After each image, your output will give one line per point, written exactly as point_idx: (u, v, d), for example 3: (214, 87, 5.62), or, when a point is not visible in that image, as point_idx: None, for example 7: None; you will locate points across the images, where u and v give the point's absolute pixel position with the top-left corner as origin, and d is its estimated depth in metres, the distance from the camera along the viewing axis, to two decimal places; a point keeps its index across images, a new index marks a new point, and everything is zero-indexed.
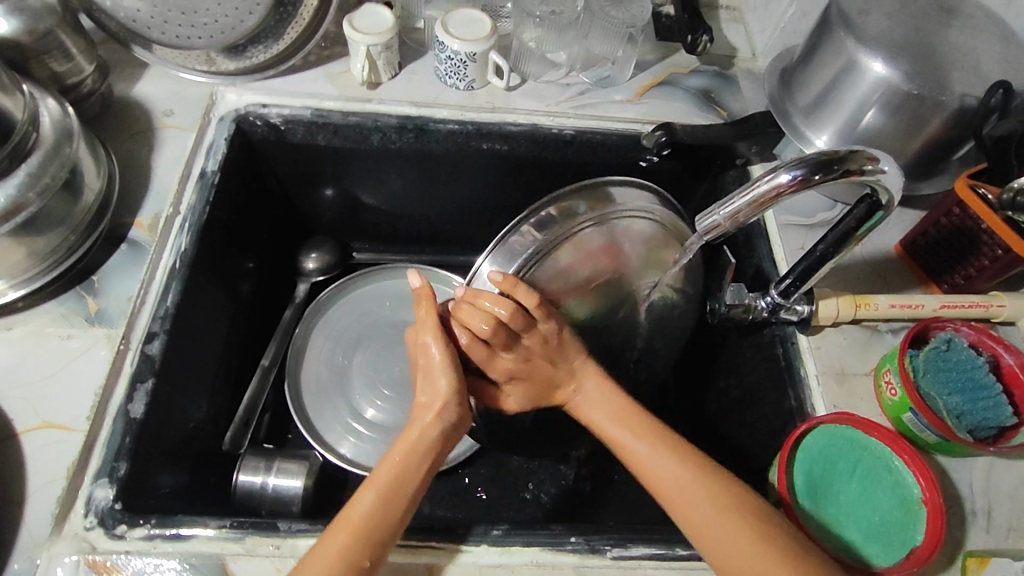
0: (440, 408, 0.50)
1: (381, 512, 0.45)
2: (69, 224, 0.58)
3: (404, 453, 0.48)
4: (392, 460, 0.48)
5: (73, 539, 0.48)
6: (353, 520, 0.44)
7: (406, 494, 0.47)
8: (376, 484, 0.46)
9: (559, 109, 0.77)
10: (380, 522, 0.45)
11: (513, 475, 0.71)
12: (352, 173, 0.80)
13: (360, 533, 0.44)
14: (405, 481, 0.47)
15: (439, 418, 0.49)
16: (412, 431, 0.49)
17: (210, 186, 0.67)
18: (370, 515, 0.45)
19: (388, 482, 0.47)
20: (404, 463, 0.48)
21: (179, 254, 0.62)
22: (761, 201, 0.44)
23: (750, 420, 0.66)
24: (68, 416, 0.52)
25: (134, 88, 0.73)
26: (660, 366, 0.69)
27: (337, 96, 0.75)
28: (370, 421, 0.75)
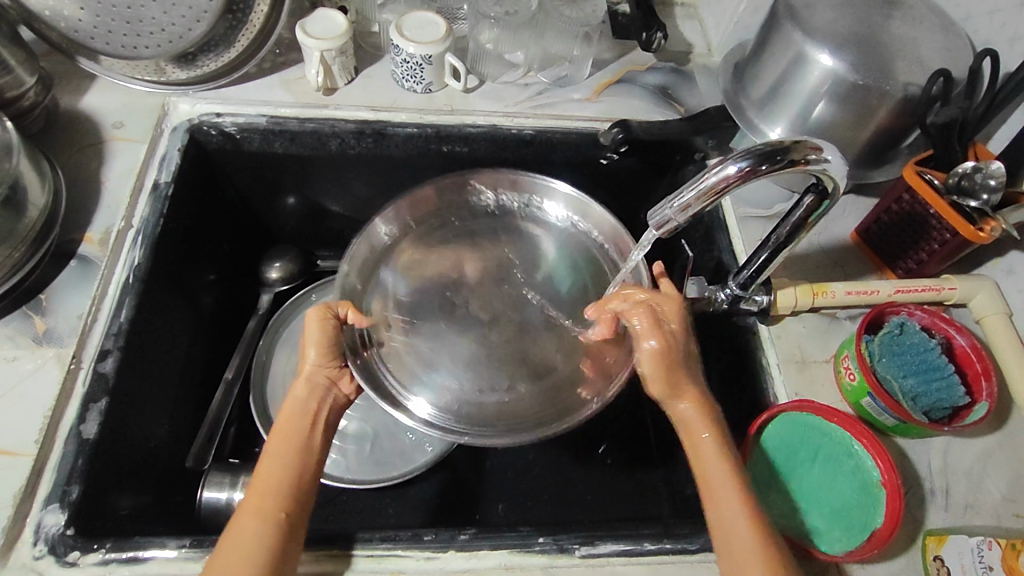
0: (309, 374, 0.54)
1: (278, 472, 0.47)
2: (13, 242, 0.56)
3: (281, 432, 0.50)
4: (279, 432, 0.50)
5: (22, 569, 0.46)
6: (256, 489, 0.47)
7: (301, 446, 0.50)
8: (270, 454, 0.49)
9: (518, 110, 0.77)
10: (288, 473, 0.48)
11: (485, 477, 0.71)
12: (313, 180, 0.79)
13: (263, 493, 0.46)
14: (291, 443, 0.50)
15: (305, 386, 0.53)
16: (290, 401, 0.53)
17: (163, 199, 0.65)
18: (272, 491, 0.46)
19: (274, 450, 0.49)
20: (285, 430, 0.51)
21: (132, 268, 0.60)
22: (709, 192, 0.45)
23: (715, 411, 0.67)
24: (16, 441, 0.51)
25: (80, 101, 0.71)
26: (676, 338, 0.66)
27: (293, 103, 0.74)
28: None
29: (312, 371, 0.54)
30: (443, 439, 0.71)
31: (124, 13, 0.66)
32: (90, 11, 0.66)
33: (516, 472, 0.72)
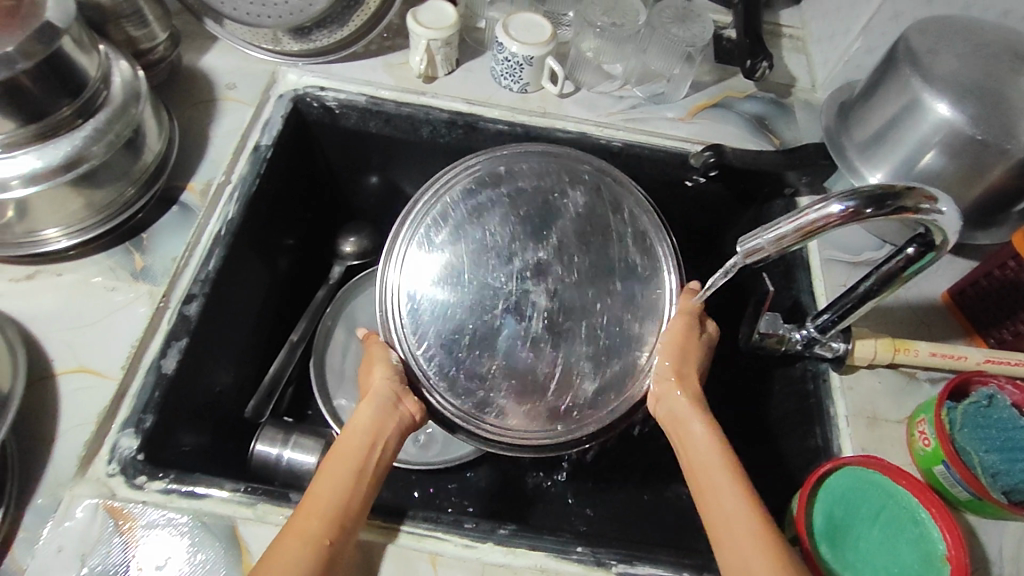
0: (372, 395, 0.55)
1: (319, 484, 0.48)
2: (127, 181, 0.59)
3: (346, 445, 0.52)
4: (331, 457, 0.50)
5: (94, 483, 0.49)
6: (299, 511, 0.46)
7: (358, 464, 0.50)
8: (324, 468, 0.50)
9: (610, 121, 0.77)
10: (337, 489, 0.48)
11: (523, 479, 0.71)
12: (399, 163, 0.81)
13: (311, 515, 0.45)
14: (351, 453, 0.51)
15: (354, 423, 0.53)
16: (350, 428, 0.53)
17: (261, 160, 0.69)
18: (322, 497, 0.47)
19: (333, 461, 0.50)
20: (348, 451, 0.51)
21: (225, 222, 0.64)
22: (808, 228, 0.44)
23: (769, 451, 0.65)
24: (104, 363, 0.54)
25: (201, 60, 0.75)
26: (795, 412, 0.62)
27: (393, 86, 0.76)
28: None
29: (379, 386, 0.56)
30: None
31: None
32: None
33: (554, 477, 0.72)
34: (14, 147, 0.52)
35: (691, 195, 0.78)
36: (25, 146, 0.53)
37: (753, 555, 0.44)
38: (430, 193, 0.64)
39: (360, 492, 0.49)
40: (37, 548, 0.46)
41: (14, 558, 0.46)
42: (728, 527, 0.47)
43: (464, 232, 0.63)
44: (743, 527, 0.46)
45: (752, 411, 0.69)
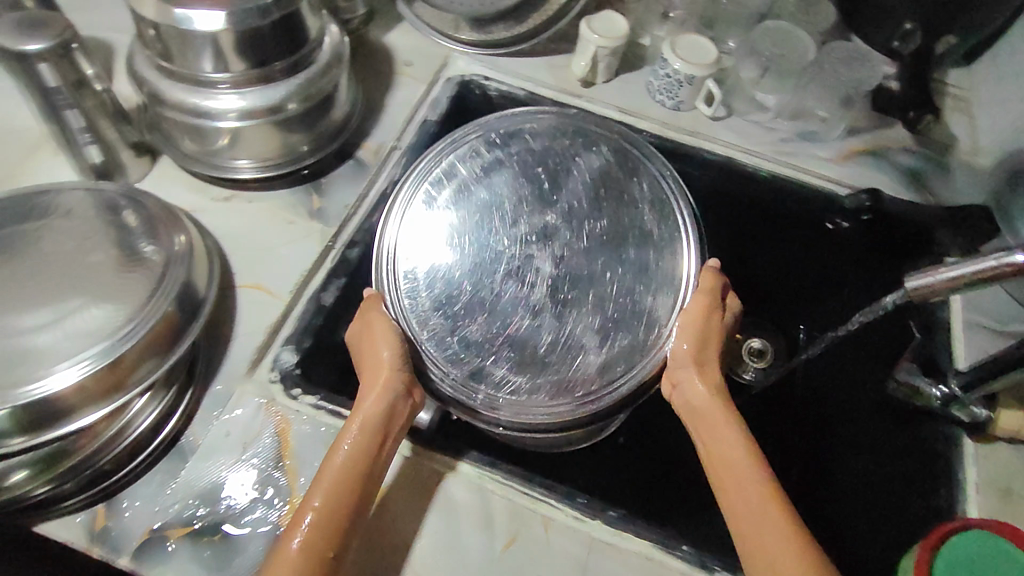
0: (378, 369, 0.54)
1: (324, 474, 0.47)
2: (316, 130, 0.66)
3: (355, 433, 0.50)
4: (344, 450, 0.48)
5: (259, 386, 0.55)
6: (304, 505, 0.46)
7: (369, 451, 0.49)
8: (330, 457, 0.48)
9: (759, 150, 0.78)
10: (334, 480, 0.47)
11: None
12: None
13: (311, 512, 0.45)
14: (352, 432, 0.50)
15: (361, 408, 0.51)
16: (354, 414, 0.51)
17: (427, 133, 0.74)
18: (325, 495, 0.46)
19: (337, 451, 0.49)
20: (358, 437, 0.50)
21: (391, 183, 0.69)
22: (983, 274, 0.43)
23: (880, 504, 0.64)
24: (277, 285, 0.61)
25: (386, 35, 0.81)
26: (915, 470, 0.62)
27: (553, 86, 0.80)
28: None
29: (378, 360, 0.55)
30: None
31: None
32: None
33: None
34: (240, 85, 0.60)
35: (828, 239, 0.77)
36: (247, 85, 0.60)
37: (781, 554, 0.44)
38: (449, 143, 0.67)
39: (372, 476, 0.49)
40: (208, 430, 0.53)
41: (192, 433, 0.53)
42: (751, 513, 0.47)
43: (469, 192, 0.65)
44: (766, 521, 0.46)
45: None
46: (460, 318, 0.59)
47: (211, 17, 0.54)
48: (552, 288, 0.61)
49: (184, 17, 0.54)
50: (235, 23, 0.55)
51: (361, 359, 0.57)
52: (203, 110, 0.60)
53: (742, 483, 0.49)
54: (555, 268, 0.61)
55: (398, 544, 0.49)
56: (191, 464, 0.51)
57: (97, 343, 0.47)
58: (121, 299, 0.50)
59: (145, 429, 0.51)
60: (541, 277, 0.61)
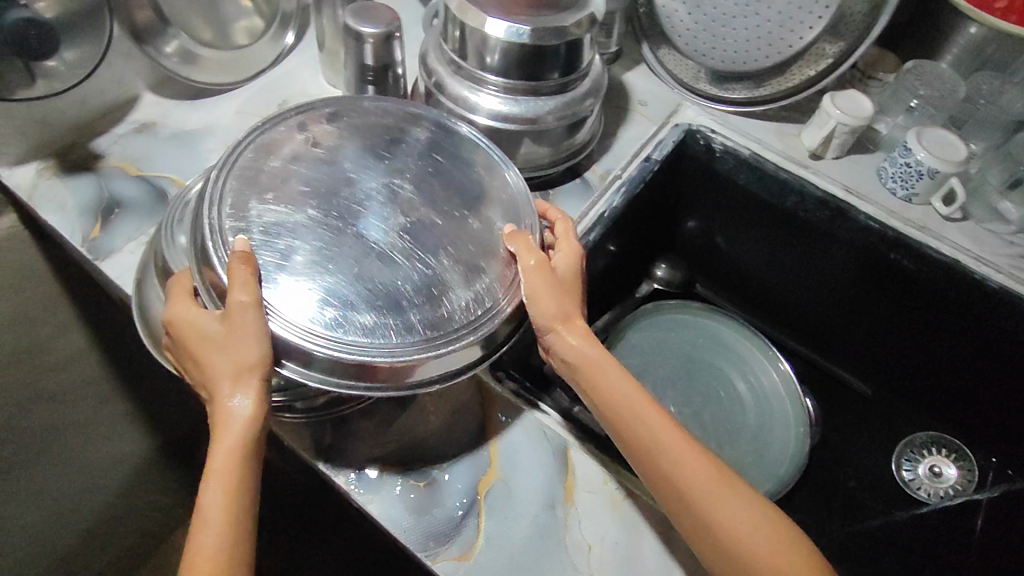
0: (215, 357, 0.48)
1: (210, 500, 0.46)
2: (558, 147, 0.72)
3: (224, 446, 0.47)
4: (224, 454, 0.47)
5: None
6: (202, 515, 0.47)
7: (242, 456, 0.48)
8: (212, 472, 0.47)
9: (993, 259, 0.74)
10: (225, 488, 0.47)
11: None
12: (741, 221, 0.87)
13: (201, 533, 0.46)
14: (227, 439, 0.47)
15: (227, 411, 0.48)
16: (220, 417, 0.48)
17: (649, 170, 0.78)
18: (212, 510, 0.46)
19: (216, 470, 0.47)
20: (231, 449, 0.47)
21: (611, 207, 0.75)
22: None
23: None
24: None
25: (625, 72, 0.87)
26: None
27: (781, 152, 0.81)
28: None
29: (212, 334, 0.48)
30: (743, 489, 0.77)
31: (713, 27, 0.78)
32: (691, 15, 0.79)
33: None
34: (512, 92, 0.68)
35: None
36: (518, 93, 0.68)
37: (731, 509, 0.48)
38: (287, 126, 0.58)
39: (252, 476, 0.48)
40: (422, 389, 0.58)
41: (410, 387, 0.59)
42: (705, 493, 0.49)
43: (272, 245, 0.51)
44: (708, 485, 0.49)
45: None
46: (323, 271, 0.51)
47: (519, 32, 0.63)
48: (459, 254, 0.55)
49: (492, 23, 0.63)
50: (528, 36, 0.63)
51: (202, 340, 0.49)
52: (472, 105, 0.68)
53: (676, 453, 0.50)
54: (414, 239, 0.55)
55: (580, 541, 0.53)
56: (406, 414, 0.57)
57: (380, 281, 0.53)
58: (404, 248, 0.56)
59: None
60: (367, 220, 0.55)
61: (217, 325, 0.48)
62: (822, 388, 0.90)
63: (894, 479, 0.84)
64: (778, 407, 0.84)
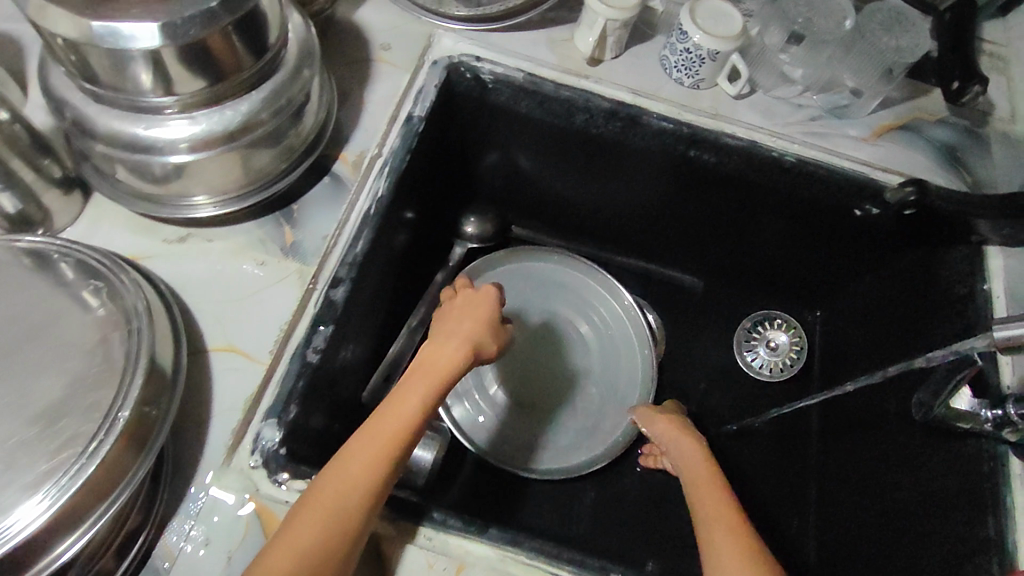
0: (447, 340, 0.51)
1: (374, 438, 0.45)
2: (286, 148, 0.55)
3: (418, 383, 0.48)
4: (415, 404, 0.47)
5: (238, 475, 0.49)
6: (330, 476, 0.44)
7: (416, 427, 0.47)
8: (403, 398, 0.47)
9: (787, 132, 0.70)
10: (386, 441, 0.45)
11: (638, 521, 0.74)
12: (524, 137, 0.76)
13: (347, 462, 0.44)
14: (411, 392, 0.48)
15: (443, 366, 0.49)
16: (420, 364, 0.50)
17: (413, 134, 0.64)
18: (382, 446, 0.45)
19: (387, 416, 0.46)
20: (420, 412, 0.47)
21: (376, 200, 0.60)
22: None
23: (902, 534, 0.61)
24: (251, 346, 0.53)
25: (355, 11, 0.69)
26: (953, 513, 0.57)
27: (555, 65, 0.70)
28: (519, 408, 0.78)
29: (471, 321, 0.53)
30: (596, 447, 0.76)
31: None
32: None
33: (667, 495, 0.76)
34: (193, 109, 0.48)
35: (857, 223, 0.72)
36: (202, 108, 0.48)
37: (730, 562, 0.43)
38: None
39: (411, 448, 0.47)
40: (185, 541, 0.46)
41: (164, 543, 0.46)
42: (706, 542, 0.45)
43: None
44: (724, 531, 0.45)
45: (896, 494, 0.64)
46: None
47: None
48: (117, 380, 0.44)
49: (129, 34, 0.41)
50: (193, 32, 0.42)
51: (445, 312, 0.55)
52: (153, 147, 0.48)
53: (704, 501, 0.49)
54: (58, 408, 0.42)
55: None
56: None
57: (46, 474, 0.40)
58: (91, 406, 0.43)
59: (109, 553, 0.44)
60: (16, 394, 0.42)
61: (467, 318, 0.53)
62: (662, 295, 0.89)
63: (738, 362, 0.86)
64: (620, 334, 0.82)
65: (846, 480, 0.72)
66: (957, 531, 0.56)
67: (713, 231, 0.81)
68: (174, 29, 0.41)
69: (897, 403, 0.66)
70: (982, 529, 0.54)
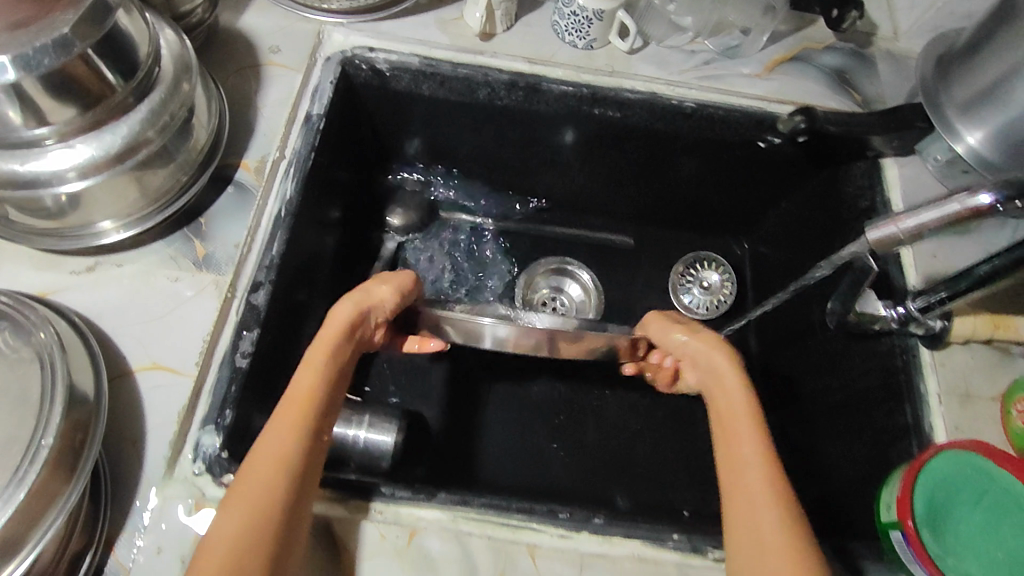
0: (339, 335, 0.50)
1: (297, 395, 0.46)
2: (182, 164, 0.56)
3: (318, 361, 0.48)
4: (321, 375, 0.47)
5: (183, 483, 0.50)
6: (251, 466, 0.42)
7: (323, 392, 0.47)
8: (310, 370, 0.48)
9: (682, 79, 0.72)
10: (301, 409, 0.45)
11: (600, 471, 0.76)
12: (440, 125, 0.78)
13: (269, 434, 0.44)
14: (318, 357, 0.49)
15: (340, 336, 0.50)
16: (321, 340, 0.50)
17: (314, 131, 0.65)
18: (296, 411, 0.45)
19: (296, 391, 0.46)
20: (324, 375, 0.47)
21: (285, 202, 0.61)
22: (955, 219, 0.41)
23: (843, 434, 0.66)
24: (178, 360, 0.53)
25: (240, 20, 0.69)
26: (876, 406, 0.62)
27: (448, 46, 0.71)
28: None
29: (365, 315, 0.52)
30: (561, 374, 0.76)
31: None
32: None
33: (626, 442, 0.79)
34: (70, 136, 0.48)
35: (763, 155, 0.74)
36: (80, 135, 0.48)
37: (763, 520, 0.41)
38: None
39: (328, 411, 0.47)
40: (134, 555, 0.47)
41: (115, 561, 0.47)
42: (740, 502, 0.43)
43: None
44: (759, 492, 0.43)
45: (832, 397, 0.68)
46: None
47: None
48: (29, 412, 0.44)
49: None
50: (49, 60, 0.43)
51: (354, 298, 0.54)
52: (39, 181, 0.48)
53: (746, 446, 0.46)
54: None
55: None
56: None
57: None
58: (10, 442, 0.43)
59: None
60: None
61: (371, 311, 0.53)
62: (600, 255, 0.90)
63: (676, 306, 0.88)
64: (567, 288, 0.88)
65: (786, 389, 0.77)
66: (881, 419, 0.61)
67: (635, 185, 0.83)
68: (29, 59, 0.42)
69: (819, 314, 0.70)
70: (903, 413, 0.59)
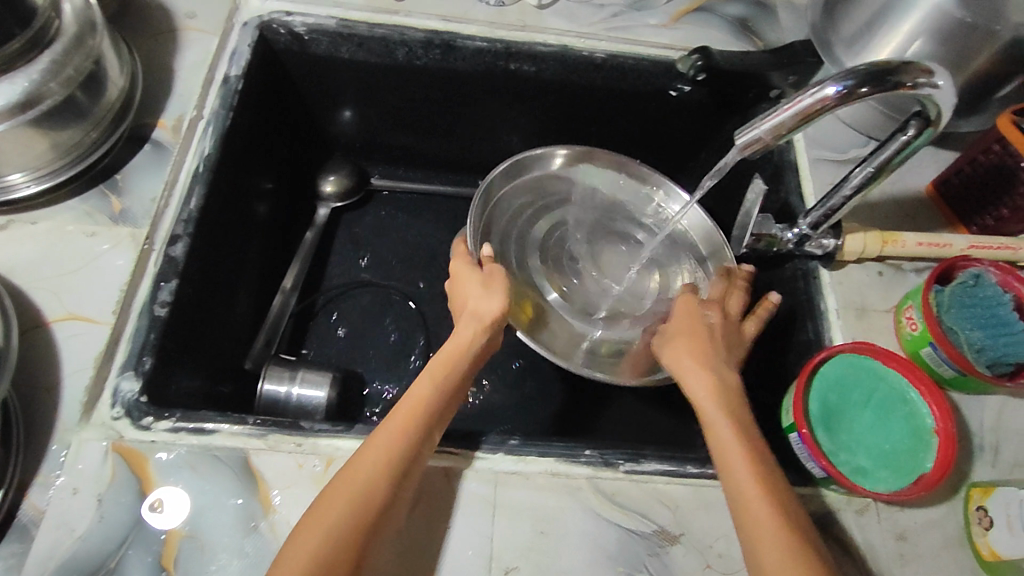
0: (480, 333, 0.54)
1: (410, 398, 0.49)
2: (92, 120, 0.57)
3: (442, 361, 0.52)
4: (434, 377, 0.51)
5: (100, 427, 0.50)
6: (358, 462, 0.45)
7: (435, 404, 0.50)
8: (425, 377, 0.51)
9: (592, 31, 0.75)
10: (419, 415, 0.48)
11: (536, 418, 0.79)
12: (366, 91, 0.79)
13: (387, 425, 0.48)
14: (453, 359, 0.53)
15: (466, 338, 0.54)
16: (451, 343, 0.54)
17: (233, 92, 0.66)
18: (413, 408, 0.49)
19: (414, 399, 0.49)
20: (440, 380, 0.51)
21: (202, 158, 0.62)
22: (807, 112, 0.43)
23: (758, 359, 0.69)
24: (94, 310, 0.54)
25: None
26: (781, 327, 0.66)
27: (363, 7, 0.73)
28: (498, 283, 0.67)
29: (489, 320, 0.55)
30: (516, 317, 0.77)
31: None
32: None
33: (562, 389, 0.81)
34: None
35: (676, 105, 0.77)
36: None
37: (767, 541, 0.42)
38: None
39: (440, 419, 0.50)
40: (48, 496, 0.47)
41: (29, 503, 0.47)
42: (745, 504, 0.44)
43: None
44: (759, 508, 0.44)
45: None
46: None
47: None
48: None
49: None
50: None
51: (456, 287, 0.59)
52: None
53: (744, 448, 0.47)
54: None
55: None
56: (39, 538, 0.46)
57: None
58: None
59: None
60: None
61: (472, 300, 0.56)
62: None
63: None
64: None
65: None
66: (789, 338, 0.65)
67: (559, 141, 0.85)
68: None
69: None
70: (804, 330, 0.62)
